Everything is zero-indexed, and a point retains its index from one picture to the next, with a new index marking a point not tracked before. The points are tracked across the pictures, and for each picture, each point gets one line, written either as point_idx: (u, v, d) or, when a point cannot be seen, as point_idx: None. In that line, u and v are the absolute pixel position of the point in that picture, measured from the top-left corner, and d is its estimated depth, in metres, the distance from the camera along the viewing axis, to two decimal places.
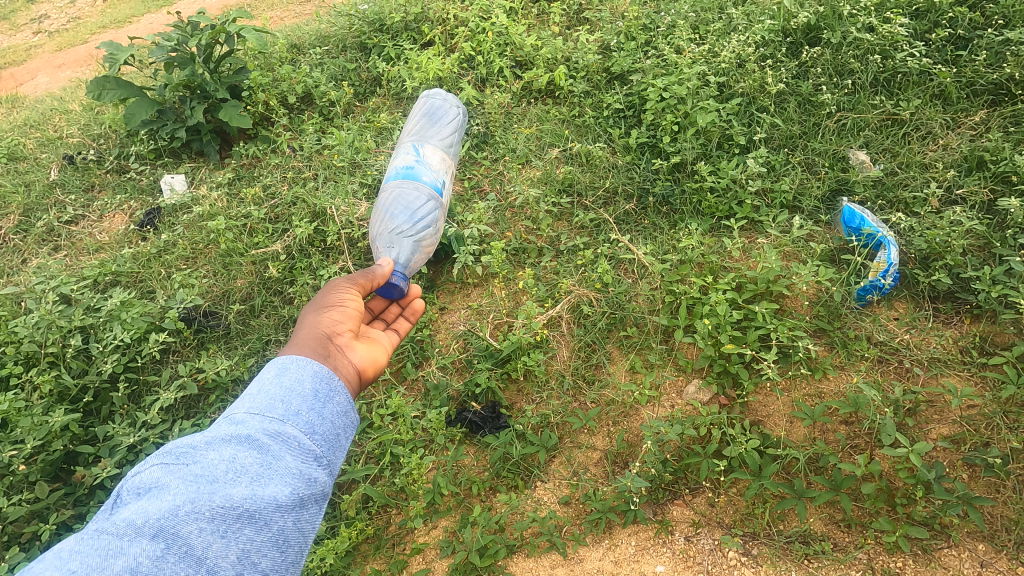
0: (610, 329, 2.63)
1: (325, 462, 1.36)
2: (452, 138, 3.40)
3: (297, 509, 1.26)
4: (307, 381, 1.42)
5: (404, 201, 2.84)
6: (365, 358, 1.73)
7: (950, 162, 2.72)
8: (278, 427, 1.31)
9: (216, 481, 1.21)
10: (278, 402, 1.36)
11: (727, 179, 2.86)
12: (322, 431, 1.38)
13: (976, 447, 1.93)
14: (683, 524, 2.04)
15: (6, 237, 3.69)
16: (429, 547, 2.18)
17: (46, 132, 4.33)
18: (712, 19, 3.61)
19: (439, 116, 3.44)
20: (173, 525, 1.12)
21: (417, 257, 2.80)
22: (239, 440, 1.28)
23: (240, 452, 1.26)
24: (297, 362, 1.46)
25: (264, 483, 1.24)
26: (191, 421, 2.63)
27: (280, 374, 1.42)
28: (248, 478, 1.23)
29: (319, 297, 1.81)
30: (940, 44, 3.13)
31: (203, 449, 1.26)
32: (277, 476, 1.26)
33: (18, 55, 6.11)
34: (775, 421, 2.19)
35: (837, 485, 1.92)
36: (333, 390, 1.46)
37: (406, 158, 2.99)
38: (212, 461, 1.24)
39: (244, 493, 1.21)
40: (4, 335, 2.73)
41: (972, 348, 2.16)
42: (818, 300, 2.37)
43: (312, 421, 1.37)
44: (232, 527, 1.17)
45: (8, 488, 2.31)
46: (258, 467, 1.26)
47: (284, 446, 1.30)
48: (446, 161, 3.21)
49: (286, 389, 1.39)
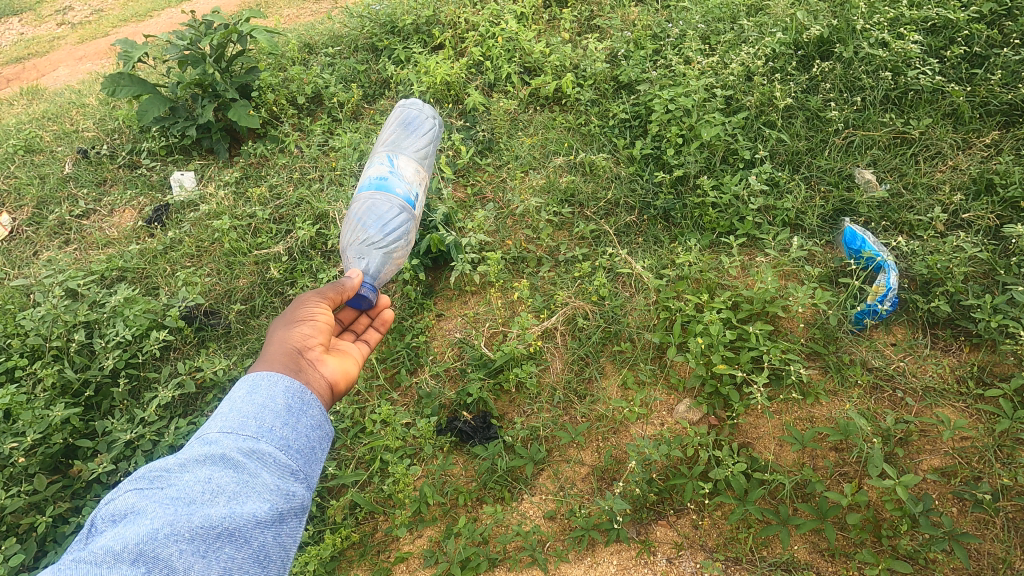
0: (603, 343, 2.62)
1: (303, 476, 1.38)
2: (427, 149, 3.35)
3: (277, 523, 1.27)
4: (279, 397, 1.44)
5: (376, 212, 2.74)
6: (336, 370, 1.75)
7: (959, 184, 2.68)
8: (252, 444, 1.33)
9: (193, 503, 1.22)
10: (251, 420, 1.37)
11: (729, 195, 2.83)
12: (298, 446, 1.40)
13: (966, 481, 1.90)
14: (666, 545, 2.04)
15: (20, 229, 3.77)
16: (413, 556, 2.20)
17: (62, 125, 4.41)
18: (723, 30, 3.57)
19: (415, 127, 3.39)
20: (153, 548, 1.13)
21: (387, 269, 2.73)
22: (214, 460, 1.29)
23: (216, 473, 1.27)
24: (268, 378, 1.48)
25: (241, 501, 1.24)
26: (187, 419, 2.68)
27: (252, 391, 1.44)
28: (225, 497, 1.24)
29: (287, 313, 1.81)
30: (955, 62, 3.07)
31: (178, 472, 1.27)
32: (254, 493, 1.27)
33: (41, 46, 6.23)
34: (764, 444, 2.17)
35: (823, 513, 1.91)
36: (305, 404, 1.48)
37: (380, 168, 2.86)
38: (188, 483, 1.25)
39: (223, 512, 1.22)
40: (11, 328, 2.80)
41: (969, 378, 2.12)
42: (815, 323, 2.35)
43: (287, 437, 1.38)
44: (212, 546, 1.17)
45: (8, 480, 2.37)
46: (234, 485, 1.27)
47: (260, 463, 1.32)
48: (421, 173, 3.12)
49: (259, 406, 1.40)
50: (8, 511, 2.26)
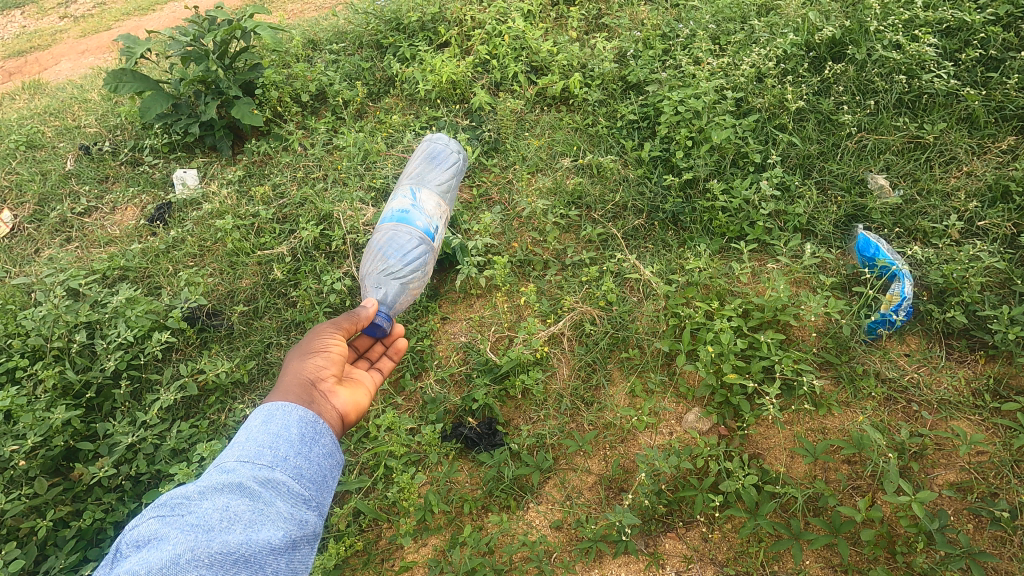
0: (611, 349, 2.58)
1: (314, 505, 1.40)
2: (451, 180, 3.19)
3: (289, 551, 1.29)
4: (293, 427, 1.47)
5: (396, 242, 2.74)
6: (348, 402, 1.75)
7: (974, 191, 2.63)
8: (268, 473, 1.35)
9: (212, 529, 1.23)
10: (267, 449, 1.40)
11: (740, 200, 2.79)
12: (310, 475, 1.43)
13: (983, 497, 1.88)
14: (675, 558, 2.02)
15: (21, 226, 3.74)
16: (418, 565, 2.17)
17: (64, 121, 4.37)
18: (733, 30, 3.51)
19: (441, 159, 3.22)
20: (176, 573, 1.14)
21: (404, 299, 2.70)
22: (231, 488, 1.31)
23: (233, 501, 1.30)
24: (282, 409, 1.50)
25: (257, 529, 1.26)
26: (190, 422, 2.65)
27: (267, 421, 1.46)
28: (242, 525, 1.26)
29: (303, 343, 1.82)
30: (970, 65, 3.01)
31: (197, 499, 1.29)
32: (269, 521, 1.29)
33: (43, 39, 6.18)
34: (775, 456, 2.14)
35: (836, 528, 1.88)
36: (318, 433, 1.50)
37: (403, 201, 2.89)
38: (207, 510, 1.27)
39: (240, 539, 1.23)
40: (12, 328, 2.76)
41: (985, 391, 2.10)
42: (827, 332, 2.31)
43: (300, 466, 1.41)
44: (230, 572, 1.18)
45: (8, 483, 2.31)
46: (250, 513, 1.29)
47: (274, 492, 1.34)
48: (442, 207, 3.02)
49: (274, 435, 1.43)
50: (9, 515, 2.21)
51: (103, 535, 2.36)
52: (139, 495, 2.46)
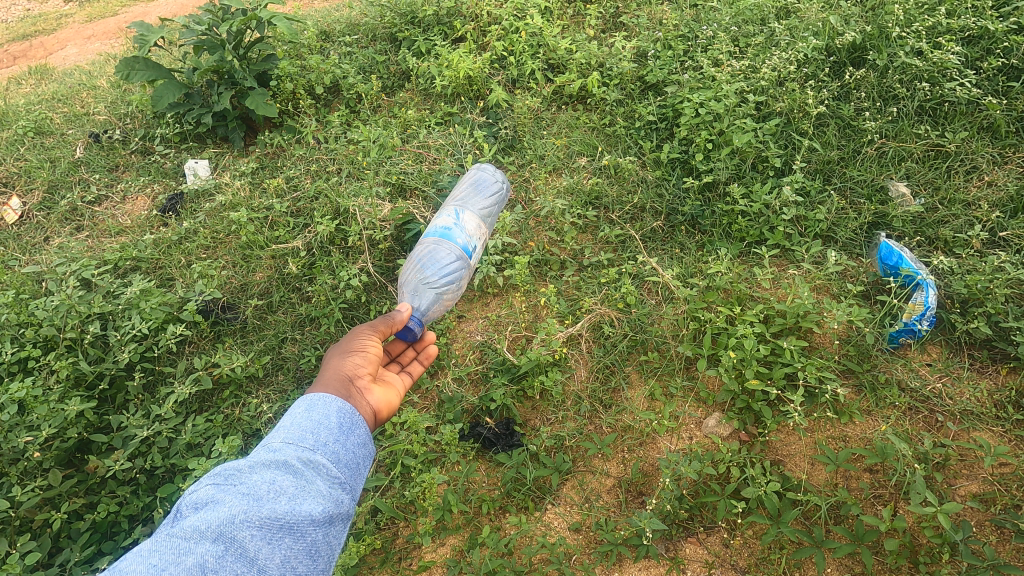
0: (630, 352, 2.58)
1: (349, 488, 1.39)
2: (492, 209, 3.19)
3: (328, 525, 1.29)
4: (333, 416, 1.46)
5: (434, 256, 2.74)
6: (380, 401, 1.75)
7: (995, 202, 2.65)
8: (310, 454, 1.36)
9: (261, 498, 1.25)
10: (309, 433, 1.40)
11: (760, 204, 2.78)
12: (347, 460, 1.42)
13: (1007, 509, 1.90)
14: (696, 563, 2.04)
15: (31, 214, 3.70)
16: (436, 565, 2.17)
17: (73, 107, 4.32)
18: (754, 33, 3.48)
19: (486, 187, 3.24)
20: (230, 531, 1.18)
21: (436, 309, 2.74)
22: (277, 465, 1.32)
23: (278, 476, 1.30)
24: (323, 398, 1.50)
25: (300, 501, 1.27)
26: (204, 416, 2.63)
27: (310, 409, 1.46)
28: (286, 497, 1.26)
29: (341, 343, 1.84)
30: (991, 74, 2.97)
31: (247, 471, 1.31)
32: (310, 496, 1.29)
33: (49, 23, 6.11)
34: (796, 463, 2.16)
35: (859, 537, 1.90)
36: (355, 424, 1.50)
37: (447, 217, 2.86)
38: (255, 482, 1.28)
39: (285, 509, 1.24)
40: (24, 317, 2.70)
41: (1007, 403, 2.13)
42: (849, 339, 2.33)
43: (338, 451, 1.41)
44: (276, 535, 1.21)
45: (22, 475, 2.28)
46: (293, 488, 1.29)
47: (315, 471, 1.34)
48: (483, 229, 3.01)
49: (315, 422, 1.43)
50: (25, 507, 2.18)
51: (117, 528, 2.34)
52: (154, 488, 2.44)
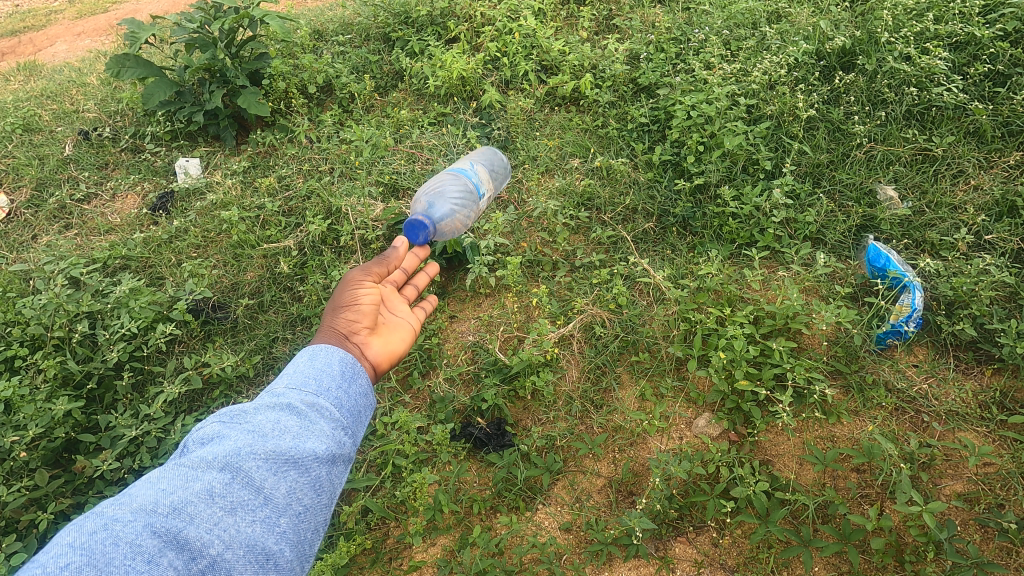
0: (621, 352, 2.59)
1: (352, 433, 1.41)
2: (495, 180, 3.27)
3: (331, 463, 1.32)
4: (336, 363, 1.48)
5: (445, 189, 2.73)
6: (382, 351, 1.75)
7: (982, 205, 2.68)
8: (314, 397, 1.38)
9: (266, 435, 1.27)
10: (312, 379, 1.42)
11: (750, 207, 2.81)
12: (349, 406, 1.43)
13: (990, 507, 1.93)
14: (686, 562, 2.06)
15: (18, 211, 3.65)
16: (427, 565, 2.18)
17: (62, 105, 4.28)
18: (745, 36, 3.51)
19: (491, 160, 3.33)
20: (236, 462, 1.21)
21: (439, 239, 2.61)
22: (281, 406, 1.34)
23: (283, 415, 1.32)
24: (326, 347, 1.51)
25: (304, 439, 1.29)
26: (194, 415, 2.60)
27: (312, 358, 1.48)
28: (290, 434, 1.29)
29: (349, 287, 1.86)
30: (978, 79, 3.02)
31: (252, 411, 1.33)
32: (314, 435, 1.31)
33: (38, 19, 6.04)
34: (784, 462, 2.18)
35: (846, 536, 1.92)
36: (358, 372, 1.50)
37: (460, 163, 2.93)
38: (260, 420, 1.31)
39: (289, 445, 1.27)
40: (11, 315, 2.67)
41: (992, 404, 2.16)
42: (837, 341, 2.36)
43: (341, 397, 1.42)
44: (281, 467, 1.24)
45: (8, 475, 2.25)
46: (298, 426, 1.32)
47: (319, 413, 1.36)
48: (490, 186, 3.05)
49: (318, 368, 1.45)
50: (11, 507, 2.16)
51: None
52: None
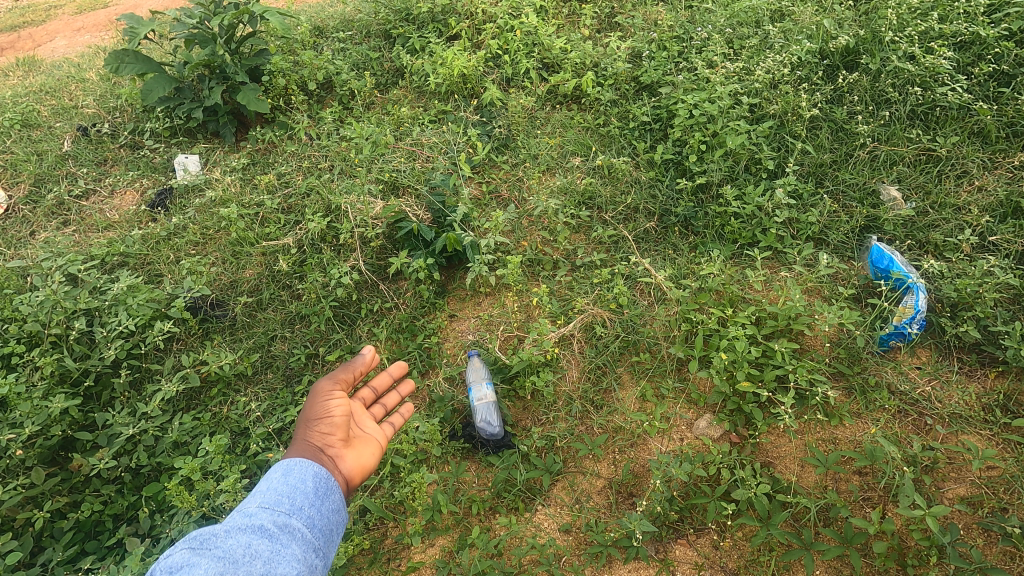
0: (622, 353, 2.57)
1: (322, 556, 1.33)
2: None
3: None
4: (310, 480, 1.43)
5: None
6: (355, 465, 1.63)
7: (986, 206, 2.66)
8: (286, 517, 1.30)
9: (237, 561, 1.17)
10: (285, 497, 1.35)
11: (753, 206, 2.79)
12: (321, 526, 1.37)
13: (993, 511, 1.91)
14: (686, 565, 2.04)
15: (15, 207, 3.62)
16: (425, 566, 2.16)
17: (61, 100, 4.26)
18: (748, 34, 3.49)
19: None
20: None
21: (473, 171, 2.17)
22: (252, 529, 1.25)
23: (253, 539, 1.23)
24: (300, 462, 1.46)
25: (276, 564, 1.20)
26: (191, 414, 2.58)
27: (286, 474, 1.42)
28: (261, 560, 1.19)
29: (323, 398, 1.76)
30: (982, 79, 2.99)
31: (220, 535, 1.22)
32: (286, 560, 1.22)
33: (37, 14, 6.01)
34: (786, 465, 2.16)
35: (848, 540, 1.91)
36: (331, 488, 1.45)
37: None
38: (229, 545, 1.20)
39: (259, 573, 1.17)
40: (8, 312, 2.65)
41: (995, 407, 2.14)
42: (839, 343, 2.34)
43: (313, 516, 1.36)
44: None
45: (4, 473, 2.23)
46: (269, 551, 1.22)
47: (291, 535, 1.28)
48: None
49: (292, 486, 1.39)
50: (6, 505, 2.13)
51: (101, 527, 2.28)
52: (139, 488, 2.38)
